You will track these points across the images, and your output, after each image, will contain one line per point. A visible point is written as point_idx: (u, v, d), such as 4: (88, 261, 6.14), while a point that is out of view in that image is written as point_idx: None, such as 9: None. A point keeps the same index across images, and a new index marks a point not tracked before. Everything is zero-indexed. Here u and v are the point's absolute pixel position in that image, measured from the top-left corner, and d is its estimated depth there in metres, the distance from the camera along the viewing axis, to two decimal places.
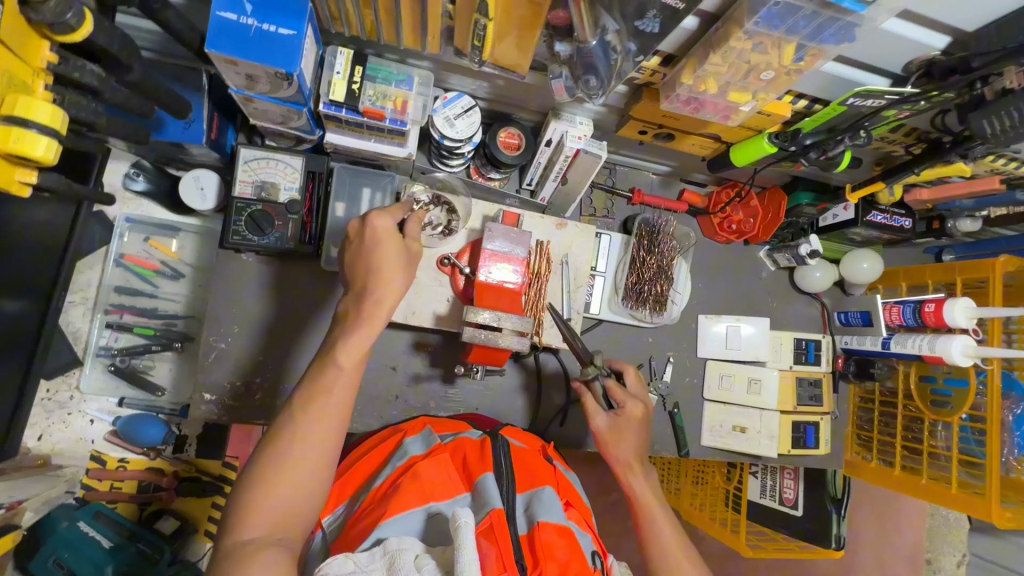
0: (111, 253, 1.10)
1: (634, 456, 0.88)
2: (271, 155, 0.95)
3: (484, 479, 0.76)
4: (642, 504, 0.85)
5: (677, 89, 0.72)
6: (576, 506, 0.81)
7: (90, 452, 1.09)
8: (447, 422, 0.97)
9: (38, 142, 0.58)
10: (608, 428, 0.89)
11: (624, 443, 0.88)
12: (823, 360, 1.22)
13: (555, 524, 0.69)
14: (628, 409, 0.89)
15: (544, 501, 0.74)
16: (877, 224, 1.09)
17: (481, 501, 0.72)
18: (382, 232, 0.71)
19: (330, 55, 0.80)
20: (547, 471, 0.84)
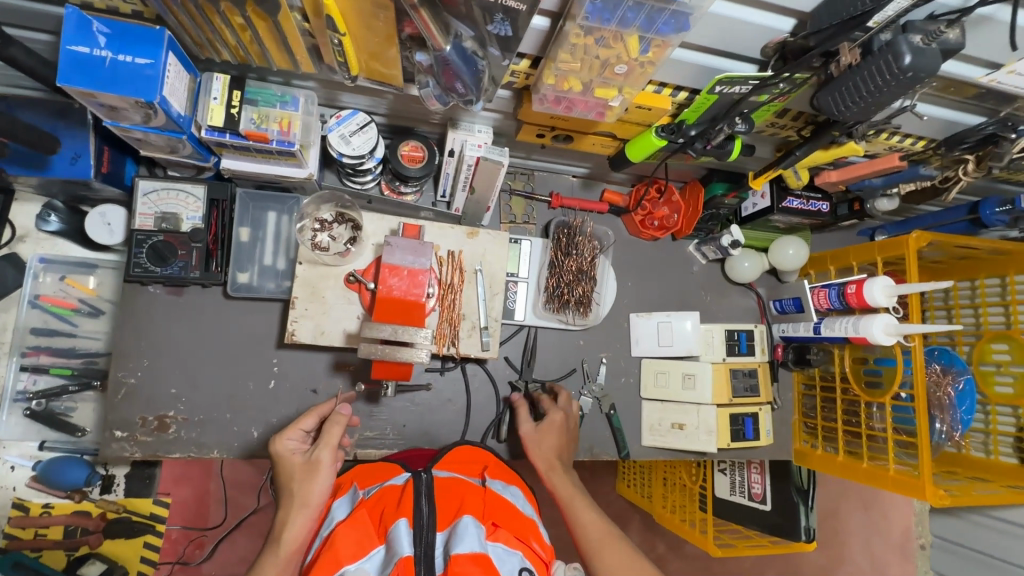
0: (26, 294, 1.09)
1: (553, 456, 0.95)
2: (171, 185, 0.94)
3: (398, 526, 0.70)
4: (569, 502, 0.87)
5: (542, 89, 0.72)
6: (505, 525, 0.75)
7: (12, 499, 1.06)
8: (376, 470, 0.88)
9: None
10: (532, 434, 0.98)
11: (546, 446, 0.96)
12: (756, 349, 1.20)
13: (468, 554, 0.66)
14: (550, 417, 1.00)
15: (459, 530, 0.69)
16: (794, 210, 1.10)
17: (391, 552, 0.68)
18: (288, 466, 0.81)
19: (206, 82, 0.80)
20: (469, 494, 0.78)
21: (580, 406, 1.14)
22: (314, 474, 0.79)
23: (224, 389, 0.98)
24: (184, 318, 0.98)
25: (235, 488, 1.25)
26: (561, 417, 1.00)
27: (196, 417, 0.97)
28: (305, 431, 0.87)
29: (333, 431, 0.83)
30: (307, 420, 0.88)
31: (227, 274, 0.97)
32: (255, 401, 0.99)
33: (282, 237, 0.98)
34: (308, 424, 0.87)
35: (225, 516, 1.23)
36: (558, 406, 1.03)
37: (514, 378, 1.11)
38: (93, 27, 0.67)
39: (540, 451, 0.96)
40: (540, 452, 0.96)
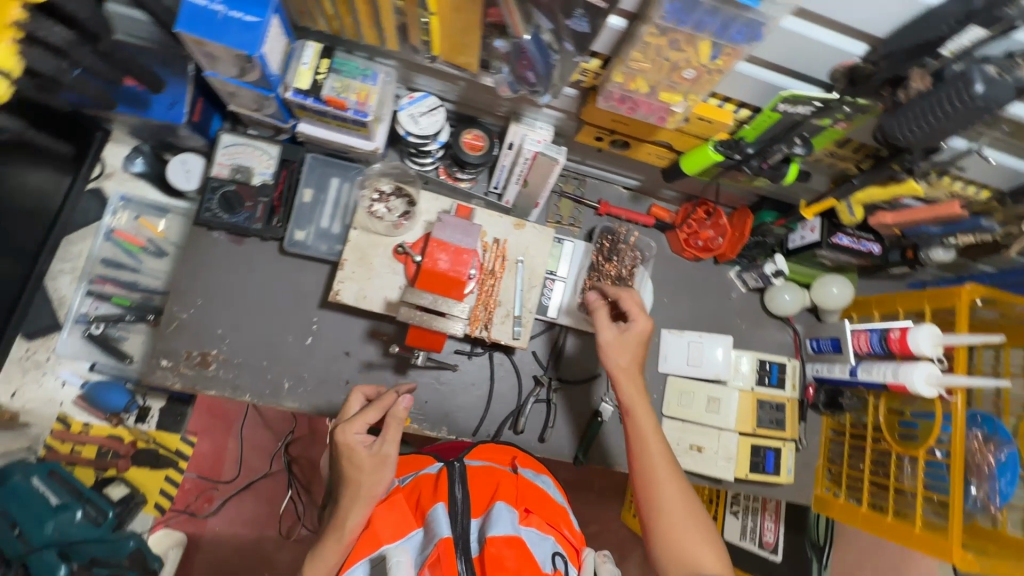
0: (103, 227, 1.18)
1: (637, 369, 0.93)
2: (250, 142, 1.02)
3: (436, 509, 0.73)
4: (639, 427, 0.88)
5: (610, 86, 0.75)
6: (537, 511, 0.77)
7: (57, 413, 1.13)
8: (408, 460, 0.88)
9: None
10: (614, 343, 0.94)
11: (633, 360, 0.92)
12: (787, 384, 1.17)
13: (504, 537, 0.68)
14: (636, 326, 0.93)
15: (493, 514, 0.72)
16: (843, 246, 1.08)
17: (431, 533, 0.71)
18: (352, 458, 0.73)
19: (299, 49, 0.87)
20: (502, 479, 0.80)
21: (601, 410, 1.10)
22: (383, 470, 0.73)
23: (265, 337, 1.03)
24: (239, 265, 1.04)
25: (249, 453, 1.30)
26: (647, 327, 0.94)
27: (235, 359, 1.02)
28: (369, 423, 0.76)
29: (397, 426, 0.76)
30: (370, 411, 0.77)
31: (285, 230, 1.03)
32: (291, 354, 1.04)
33: (341, 203, 1.04)
34: (373, 416, 0.76)
35: (237, 474, 1.28)
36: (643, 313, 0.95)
37: (539, 373, 1.12)
38: None
39: (624, 362, 0.92)
40: (620, 369, 0.92)
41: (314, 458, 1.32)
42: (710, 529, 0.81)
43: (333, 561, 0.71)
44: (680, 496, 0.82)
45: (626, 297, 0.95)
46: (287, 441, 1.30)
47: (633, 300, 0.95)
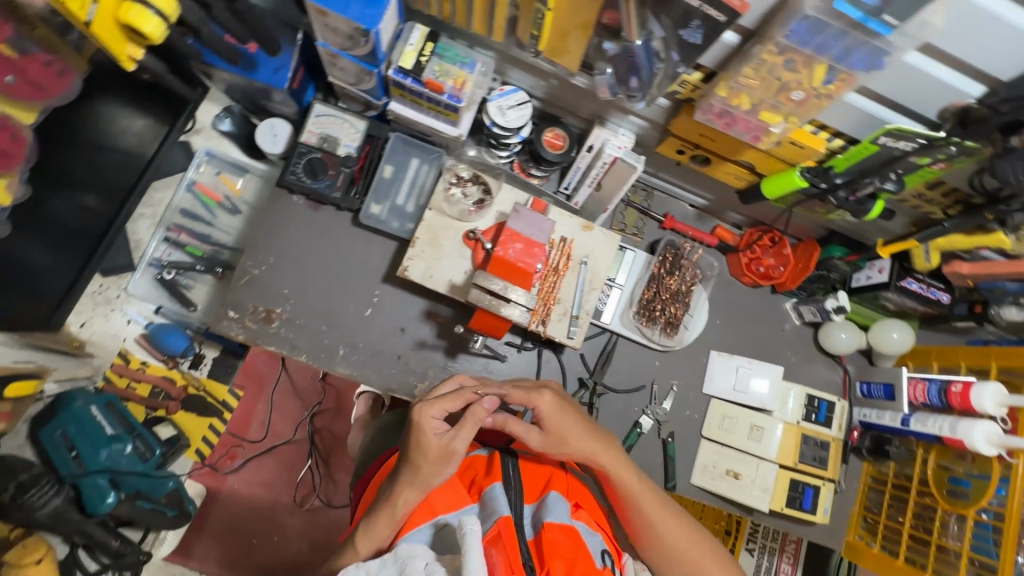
0: (186, 178, 1.23)
1: (596, 441, 0.81)
2: (341, 115, 1.06)
3: (493, 488, 0.73)
4: (631, 497, 0.80)
5: (711, 100, 0.76)
6: (586, 508, 0.76)
7: (119, 349, 1.18)
8: None
9: (147, 19, 0.66)
10: (545, 445, 0.80)
11: (583, 435, 0.80)
12: (834, 424, 1.16)
13: (560, 524, 0.68)
14: (547, 408, 0.80)
15: (548, 502, 0.72)
16: (911, 292, 1.06)
17: (488, 509, 0.71)
18: (421, 442, 0.73)
19: (407, 30, 0.90)
20: (554, 472, 0.80)
21: (640, 422, 1.12)
22: (449, 462, 0.73)
23: (327, 303, 1.06)
24: (313, 230, 1.07)
25: (277, 417, 1.26)
26: (552, 399, 0.81)
27: (297, 320, 1.05)
28: (445, 411, 0.76)
29: (472, 425, 0.75)
30: (451, 398, 0.77)
31: (361, 203, 1.06)
32: (349, 322, 1.07)
33: (418, 184, 1.07)
34: (451, 405, 0.76)
35: (263, 435, 1.25)
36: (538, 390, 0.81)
37: (585, 376, 1.12)
38: None
39: (579, 444, 0.80)
40: (570, 453, 0.80)
41: (338, 432, 1.27)
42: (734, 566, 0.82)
43: (385, 534, 0.72)
44: (673, 523, 0.80)
45: (508, 393, 0.80)
46: (314, 411, 1.27)
47: (520, 389, 0.81)
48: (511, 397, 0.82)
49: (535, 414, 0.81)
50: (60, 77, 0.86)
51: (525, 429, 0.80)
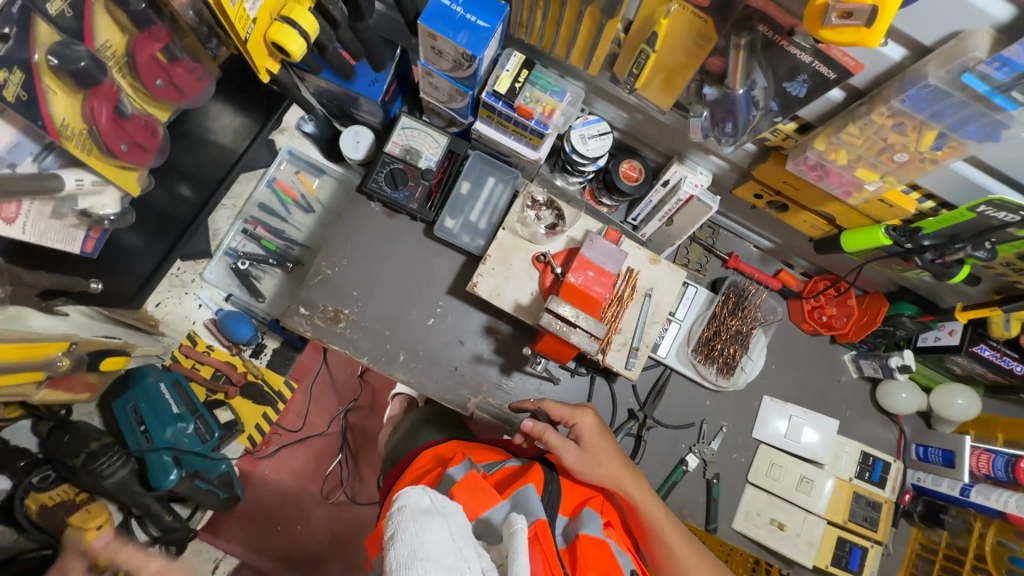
0: (266, 175, 1.27)
1: (622, 467, 0.81)
2: (425, 129, 1.10)
3: (528, 488, 0.65)
4: (658, 530, 0.78)
5: (807, 152, 0.76)
6: (615, 529, 0.72)
7: (189, 330, 1.24)
8: (482, 449, 0.81)
9: (294, 39, 0.67)
10: (579, 463, 0.79)
11: (614, 457, 0.81)
12: (888, 485, 1.13)
13: (594, 538, 0.62)
14: (583, 427, 0.83)
15: (583, 516, 0.67)
16: (983, 358, 1.03)
17: (522, 510, 0.62)
18: None
19: (504, 56, 0.93)
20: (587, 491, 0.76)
21: (685, 460, 1.11)
22: None
23: (392, 308, 1.09)
24: (385, 236, 1.11)
25: (314, 409, 1.29)
26: (593, 419, 0.84)
27: (363, 322, 1.08)
28: None
29: None
30: None
31: (436, 216, 1.09)
32: (412, 329, 1.09)
33: (492, 202, 1.09)
34: None
35: (301, 425, 1.28)
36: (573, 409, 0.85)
37: (635, 408, 1.12)
38: None
39: (609, 465, 0.79)
40: (601, 474, 0.79)
41: (369, 430, 1.28)
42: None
43: None
44: (693, 556, 0.77)
45: (551, 407, 0.87)
46: (349, 407, 1.28)
47: (564, 406, 0.86)
48: (554, 413, 0.86)
49: (575, 430, 0.84)
50: (196, 82, 0.88)
51: (562, 440, 0.81)
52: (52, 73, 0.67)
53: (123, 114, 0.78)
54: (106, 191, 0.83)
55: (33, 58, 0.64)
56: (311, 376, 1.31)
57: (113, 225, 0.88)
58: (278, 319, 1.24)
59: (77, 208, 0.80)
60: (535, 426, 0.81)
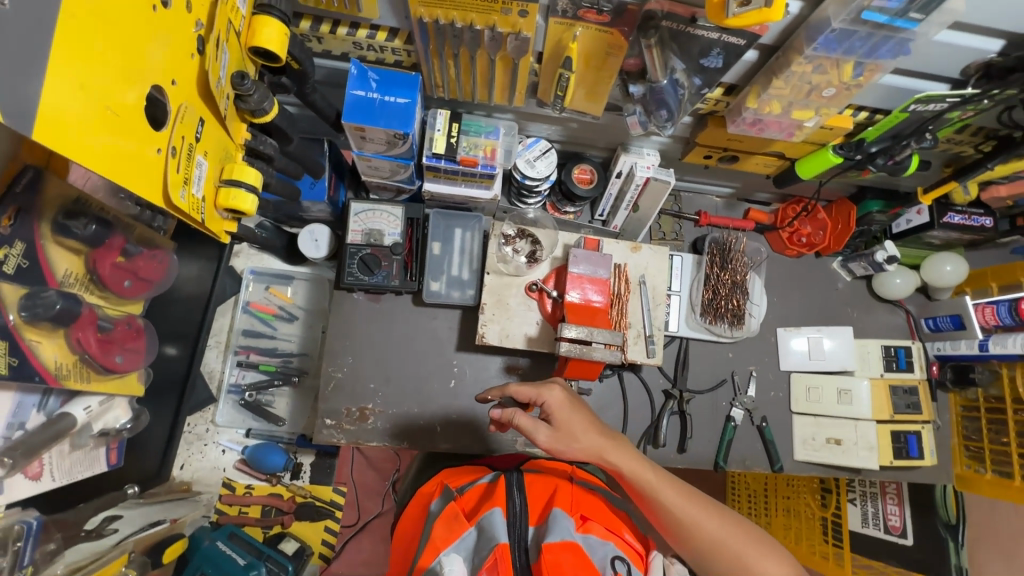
0: (240, 301, 1.27)
1: (603, 437, 0.84)
2: (377, 207, 1.09)
3: (491, 513, 0.76)
4: (651, 491, 0.82)
5: (743, 113, 0.81)
6: (594, 518, 0.79)
7: (223, 479, 1.22)
8: (466, 472, 0.94)
9: (245, 199, 0.67)
10: (554, 441, 0.83)
11: (590, 429, 0.84)
12: (916, 367, 1.18)
13: (560, 542, 0.71)
14: (551, 401, 0.84)
15: (550, 522, 0.75)
16: (955, 225, 1.08)
17: (487, 536, 0.74)
18: None
19: (431, 117, 0.94)
20: (560, 485, 0.85)
21: (731, 416, 1.14)
22: None
23: (412, 385, 1.09)
24: (380, 320, 1.11)
25: (362, 494, 1.30)
26: (561, 393, 0.85)
27: (390, 410, 1.08)
28: None
29: None
30: None
31: (420, 283, 1.09)
32: (438, 397, 1.09)
33: (467, 251, 1.10)
34: None
35: (357, 517, 1.28)
36: (540, 386, 0.85)
37: (668, 387, 1.15)
38: (368, 74, 0.83)
39: (586, 439, 0.83)
40: (580, 447, 0.83)
41: None
42: (754, 528, 0.82)
43: None
44: (689, 506, 0.81)
45: (516, 390, 0.85)
46: (394, 479, 1.31)
47: (529, 385, 0.85)
48: (521, 394, 0.86)
49: (545, 408, 0.84)
50: (160, 265, 0.88)
51: (533, 421, 0.83)
52: (30, 327, 0.67)
53: (105, 329, 0.79)
54: (116, 403, 0.87)
55: (9, 321, 0.64)
56: (350, 467, 1.31)
57: (130, 430, 0.93)
58: (306, 433, 1.24)
59: (94, 432, 0.84)
60: (506, 414, 0.83)
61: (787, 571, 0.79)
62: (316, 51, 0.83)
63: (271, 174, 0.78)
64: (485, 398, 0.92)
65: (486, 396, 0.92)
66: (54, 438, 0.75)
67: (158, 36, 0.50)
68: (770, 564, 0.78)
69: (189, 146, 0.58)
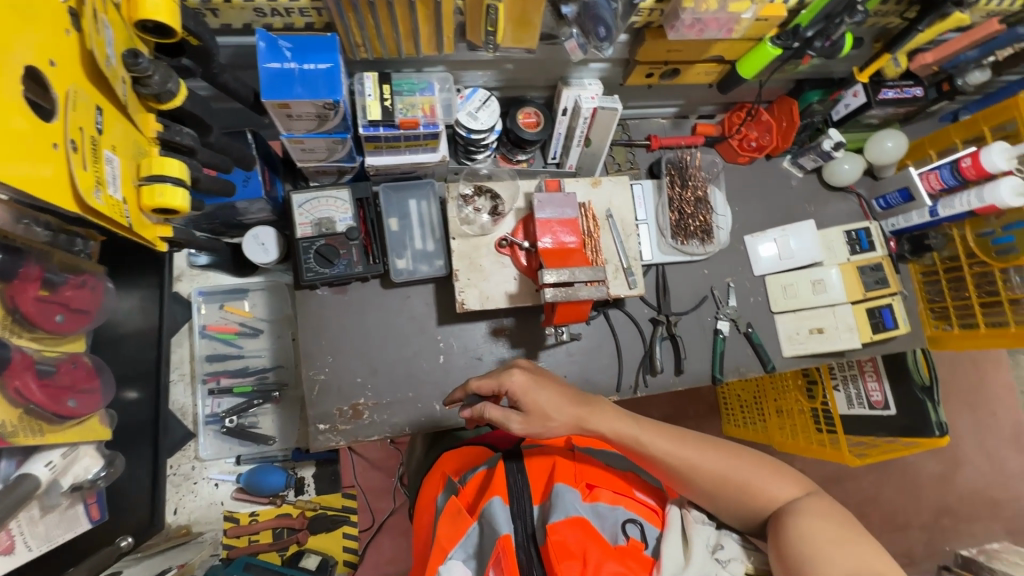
0: (195, 327, 1.19)
1: (578, 406, 0.85)
2: (322, 193, 1.01)
3: (492, 502, 0.75)
4: (641, 447, 0.83)
5: (681, 15, 0.79)
6: (601, 485, 0.82)
7: (223, 513, 1.16)
8: (464, 453, 0.94)
9: (177, 193, 0.62)
10: (528, 426, 0.83)
11: (561, 404, 0.84)
12: (878, 245, 1.23)
13: (564, 521, 0.72)
14: (514, 386, 0.84)
15: (554, 499, 0.76)
16: (891, 99, 1.11)
17: (490, 530, 0.73)
18: None
19: (359, 83, 0.87)
20: (559, 458, 0.85)
21: (719, 329, 1.16)
22: None
23: (401, 369, 1.05)
24: (351, 311, 1.05)
25: (372, 496, 1.25)
26: (522, 376, 0.85)
27: (384, 401, 1.03)
28: None
29: None
30: None
31: (385, 264, 1.04)
32: (430, 376, 1.05)
33: (426, 221, 1.05)
34: None
35: (371, 519, 1.24)
36: (500, 378, 0.85)
37: (655, 314, 1.15)
38: (280, 44, 0.74)
39: (559, 416, 0.83)
40: (557, 425, 0.84)
41: None
42: (752, 454, 0.84)
43: None
44: (682, 452, 0.82)
45: (478, 385, 0.87)
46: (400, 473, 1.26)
47: (488, 377, 0.86)
48: (483, 388, 0.87)
49: (510, 396, 0.85)
50: (92, 293, 0.80)
51: (502, 412, 0.84)
52: None
53: (48, 372, 0.72)
54: (84, 453, 0.80)
55: None
56: (353, 471, 1.25)
57: (104, 479, 0.85)
58: (300, 445, 1.19)
59: (64, 488, 0.76)
60: (477, 407, 0.84)
61: (791, 488, 0.81)
62: (214, 27, 0.74)
63: (198, 169, 0.68)
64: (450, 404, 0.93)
65: (452, 398, 0.93)
66: (18, 505, 0.67)
67: (16, 24, 0.46)
68: (774, 485, 0.80)
69: (92, 139, 0.54)
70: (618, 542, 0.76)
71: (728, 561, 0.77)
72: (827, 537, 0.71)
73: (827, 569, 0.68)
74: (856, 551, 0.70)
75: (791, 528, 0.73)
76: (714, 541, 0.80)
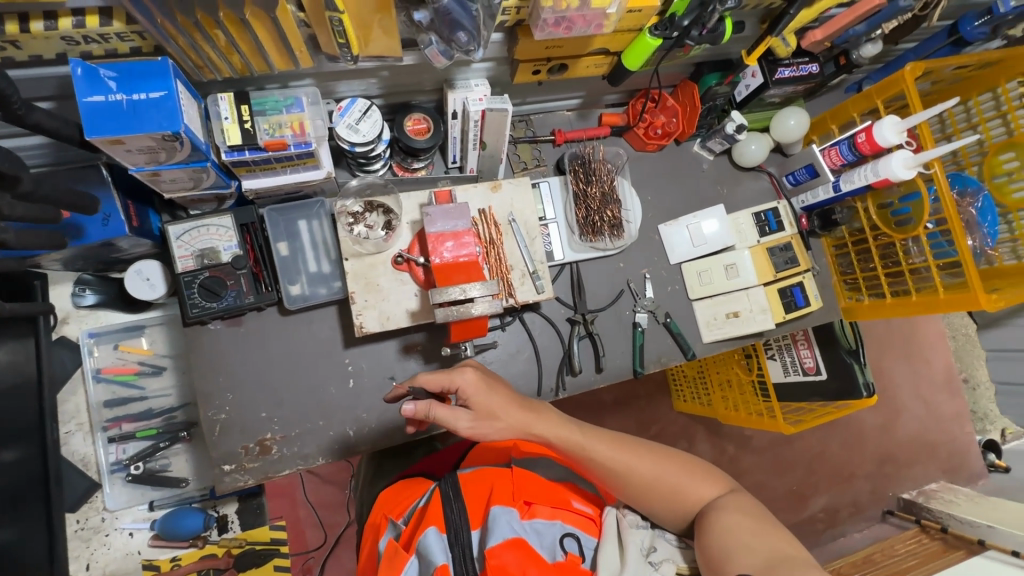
0: (88, 372, 1.19)
1: (525, 412, 0.84)
2: (202, 222, 0.94)
3: (427, 535, 0.74)
4: (582, 451, 0.84)
5: (542, 15, 0.75)
6: (539, 500, 0.79)
7: (141, 562, 1.18)
8: (405, 490, 0.92)
9: None
10: (477, 423, 0.81)
11: (509, 405, 0.83)
12: (786, 224, 1.25)
13: (503, 544, 0.71)
14: (462, 380, 0.81)
15: (492, 523, 0.75)
16: (788, 78, 1.10)
17: (426, 563, 0.72)
18: None
19: (213, 105, 0.80)
20: (495, 478, 0.83)
21: (637, 322, 1.15)
22: None
23: (309, 398, 1.01)
24: (250, 343, 1.00)
25: (325, 511, 1.36)
26: (474, 375, 0.81)
27: (293, 433, 0.99)
28: None
29: None
30: None
31: (279, 291, 0.99)
32: (341, 401, 1.02)
33: (319, 242, 1.00)
34: None
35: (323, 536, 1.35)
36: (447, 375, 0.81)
37: (571, 314, 1.14)
38: (100, 73, 0.67)
39: (507, 416, 0.82)
40: (504, 426, 0.83)
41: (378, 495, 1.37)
42: (687, 457, 0.87)
43: None
44: (619, 455, 0.83)
45: (426, 382, 0.80)
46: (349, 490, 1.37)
47: (438, 373, 0.80)
48: (431, 383, 0.81)
49: (461, 393, 0.81)
50: None
51: (451, 411, 0.79)
52: None
53: None
54: None
55: None
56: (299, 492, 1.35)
57: None
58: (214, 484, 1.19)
59: None
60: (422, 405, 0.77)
61: (721, 488, 0.83)
62: (18, 60, 0.66)
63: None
64: (393, 399, 0.88)
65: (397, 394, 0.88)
66: None
67: None
68: (704, 486, 0.83)
69: None
70: (556, 557, 0.74)
71: (660, 563, 0.78)
72: (748, 528, 0.73)
73: (746, 558, 0.69)
74: (777, 542, 0.72)
75: (714, 522, 0.75)
76: (648, 544, 0.82)
